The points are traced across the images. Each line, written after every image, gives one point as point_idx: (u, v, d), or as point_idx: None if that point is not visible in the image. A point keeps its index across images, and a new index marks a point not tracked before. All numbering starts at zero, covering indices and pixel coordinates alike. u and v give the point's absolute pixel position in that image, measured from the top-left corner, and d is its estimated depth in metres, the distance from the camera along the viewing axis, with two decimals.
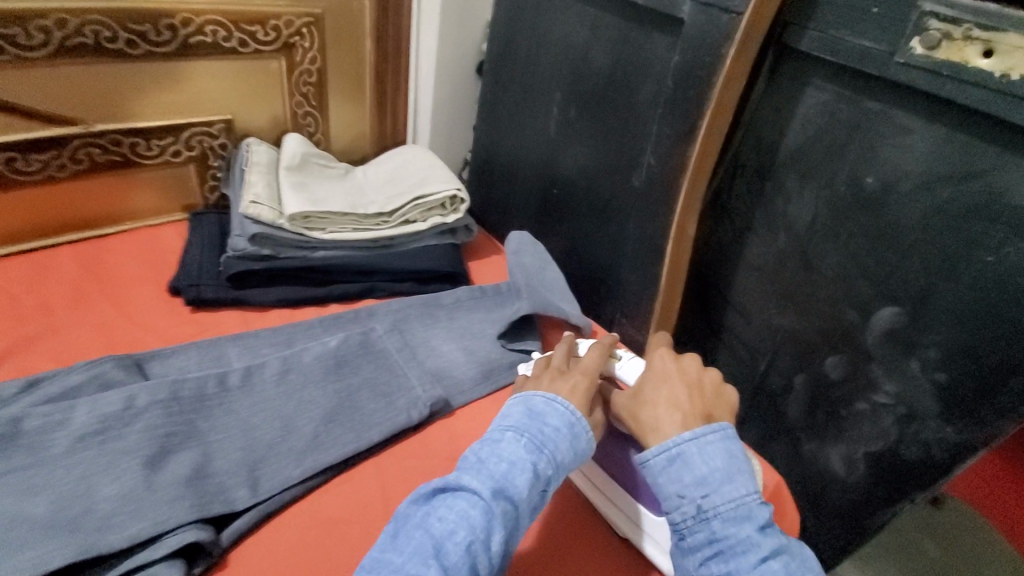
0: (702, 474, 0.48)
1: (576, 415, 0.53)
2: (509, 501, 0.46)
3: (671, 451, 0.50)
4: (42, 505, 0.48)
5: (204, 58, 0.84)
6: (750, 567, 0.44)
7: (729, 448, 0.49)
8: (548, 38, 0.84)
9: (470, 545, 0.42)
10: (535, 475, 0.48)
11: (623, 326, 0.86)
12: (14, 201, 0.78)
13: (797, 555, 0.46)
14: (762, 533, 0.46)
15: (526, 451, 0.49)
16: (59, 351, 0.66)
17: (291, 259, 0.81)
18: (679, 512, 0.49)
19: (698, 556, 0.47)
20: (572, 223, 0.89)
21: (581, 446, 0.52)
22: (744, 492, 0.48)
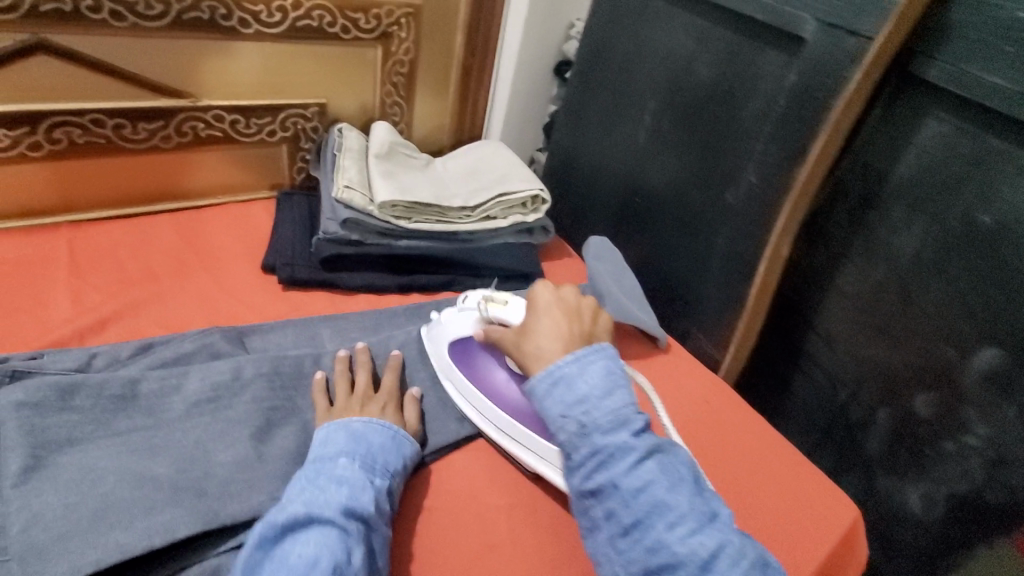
0: (582, 393, 0.51)
1: (399, 431, 0.56)
2: (365, 520, 0.47)
3: (555, 374, 0.53)
4: (164, 468, 0.50)
5: (308, 42, 0.86)
6: (626, 468, 0.47)
7: (611, 364, 0.52)
8: (648, 46, 0.84)
9: (335, 566, 0.42)
10: (378, 492, 0.50)
11: (699, 341, 0.86)
12: (120, 166, 0.80)
13: (674, 455, 0.49)
14: (636, 438, 0.48)
15: (362, 470, 0.51)
16: (164, 318, 0.68)
17: (377, 246, 0.82)
18: (564, 432, 0.51)
19: (583, 471, 0.49)
20: (652, 232, 0.89)
21: (406, 454, 0.56)
22: (624, 402, 0.50)
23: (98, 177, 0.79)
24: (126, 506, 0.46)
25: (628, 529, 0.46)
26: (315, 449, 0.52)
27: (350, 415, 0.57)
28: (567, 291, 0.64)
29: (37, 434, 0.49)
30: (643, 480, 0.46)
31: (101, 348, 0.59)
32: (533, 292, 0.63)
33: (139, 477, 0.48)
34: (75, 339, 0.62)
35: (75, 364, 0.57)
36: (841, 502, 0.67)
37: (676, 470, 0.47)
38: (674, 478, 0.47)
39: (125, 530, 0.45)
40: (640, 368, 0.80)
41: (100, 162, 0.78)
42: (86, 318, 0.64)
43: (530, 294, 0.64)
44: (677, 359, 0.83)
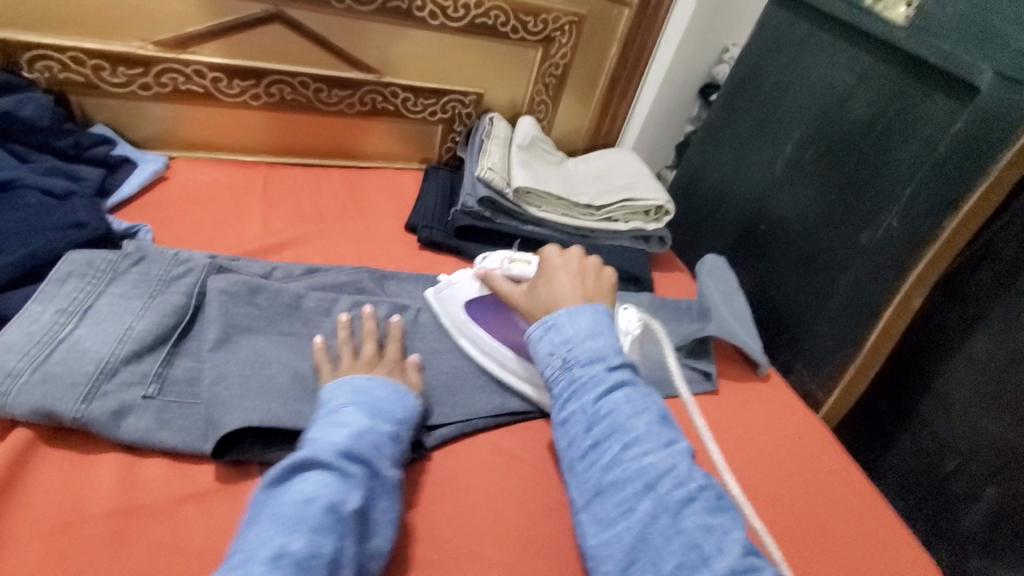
0: (568, 335, 0.57)
1: (402, 388, 0.58)
2: (366, 464, 0.49)
3: (547, 323, 0.59)
4: (313, 368, 0.60)
5: (480, 37, 0.96)
6: (596, 396, 0.53)
7: (595, 316, 0.59)
8: (802, 78, 0.85)
9: (330, 505, 0.45)
10: (380, 438, 0.52)
11: (801, 378, 0.85)
12: (311, 123, 0.94)
13: (641, 389, 0.54)
14: (608, 371, 0.54)
15: (366, 418, 0.53)
16: (325, 252, 0.80)
17: (505, 225, 0.90)
18: (550, 369, 0.57)
19: (560, 402, 0.55)
20: (769, 261, 0.89)
21: (410, 407, 0.57)
22: (604, 345, 0.56)
23: (293, 129, 0.94)
24: (285, 386, 0.57)
25: (587, 450, 0.51)
26: (321, 404, 0.55)
27: (349, 372, 0.58)
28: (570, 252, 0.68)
29: (229, 316, 0.61)
30: (609, 406, 0.52)
31: (279, 264, 0.72)
32: (544, 255, 0.68)
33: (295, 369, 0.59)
34: (260, 253, 0.76)
35: (260, 271, 0.70)
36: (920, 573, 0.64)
37: (640, 402, 0.52)
38: (638, 406, 0.52)
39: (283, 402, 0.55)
40: (733, 389, 0.81)
41: (298, 117, 0.93)
42: (270, 239, 0.78)
43: (541, 256, 0.68)
44: (772, 390, 0.82)
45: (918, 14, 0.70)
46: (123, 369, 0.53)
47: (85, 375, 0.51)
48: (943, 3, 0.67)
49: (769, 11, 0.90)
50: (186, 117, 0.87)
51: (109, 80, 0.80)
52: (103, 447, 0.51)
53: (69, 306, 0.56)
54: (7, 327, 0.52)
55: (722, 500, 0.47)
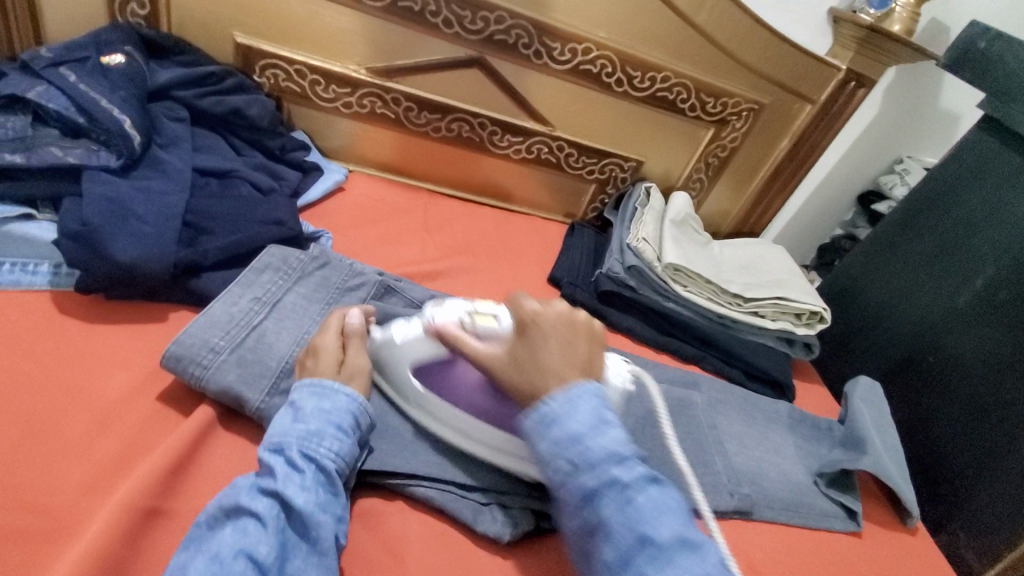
0: (570, 429, 0.45)
1: (326, 383, 0.52)
2: (277, 496, 0.43)
3: (544, 413, 0.46)
4: None
5: (657, 109, 0.96)
6: (618, 508, 0.42)
7: (599, 400, 0.47)
8: (1010, 213, 0.78)
9: (238, 553, 0.39)
10: (290, 460, 0.45)
11: (955, 543, 0.75)
12: (476, 160, 0.98)
13: (668, 491, 0.44)
14: (628, 473, 0.44)
15: (277, 443, 0.46)
16: (474, 288, 0.81)
17: (648, 298, 0.87)
18: (556, 475, 0.45)
19: (578, 515, 0.44)
20: (934, 400, 0.81)
21: (332, 411, 0.50)
22: (619, 440, 0.45)
23: (459, 164, 0.98)
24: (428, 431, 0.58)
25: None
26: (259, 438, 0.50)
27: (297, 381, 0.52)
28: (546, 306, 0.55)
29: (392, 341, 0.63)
30: (634, 518, 0.42)
31: (436, 293, 0.72)
32: (522, 310, 0.54)
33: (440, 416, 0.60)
34: (418, 277, 0.78)
35: (419, 298, 0.70)
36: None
37: (670, 510, 0.43)
38: (664, 512, 0.42)
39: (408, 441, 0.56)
40: (878, 535, 0.72)
41: (467, 154, 0.97)
42: (428, 266, 0.80)
43: (516, 306, 0.55)
44: (924, 548, 0.73)
45: None
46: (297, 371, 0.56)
47: (269, 369, 0.54)
48: None
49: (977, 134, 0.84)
50: (372, 137, 0.93)
51: (321, 94, 0.88)
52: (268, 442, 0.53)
53: (263, 295, 0.59)
54: (214, 303, 0.56)
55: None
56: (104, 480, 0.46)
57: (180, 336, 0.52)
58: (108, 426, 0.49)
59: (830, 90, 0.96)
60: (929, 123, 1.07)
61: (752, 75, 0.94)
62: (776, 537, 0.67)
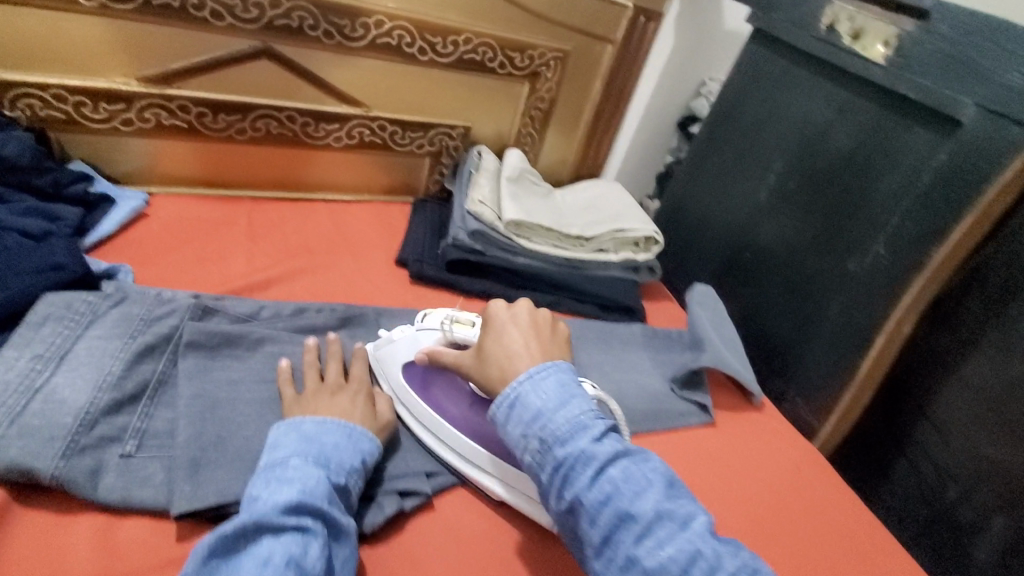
0: (536, 408, 0.51)
1: (357, 427, 0.55)
2: (322, 515, 0.46)
3: (511, 396, 0.52)
4: None
5: (468, 72, 0.97)
6: (589, 481, 0.47)
7: (561, 379, 0.53)
8: (782, 112, 0.87)
9: (289, 560, 0.42)
10: (330, 488, 0.49)
11: (796, 407, 0.85)
12: (295, 156, 0.93)
13: (636, 457, 0.49)
14: (595, 444, 0.49)
15: (316, 469, 0.49)
16: (314, 289, 0.78)
17: (496, 258, 0.89)
18: (527, 452, 0.50)
19: (555, 489, 0.49)
20: (759, 289, 0.90)
21: (363, 450, 0.54)
22: (581, 412, 0.50)
23: (276, 163, 0.92)
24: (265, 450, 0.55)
25: (600, 547, 0.46)
26: (277, 449, 0.51)
27: (306, 414, 0.55)
28: (519, 306, 0.62)
29: (206, 374, 0.59)
30: (608, 490, 0.47)
31: (267, 303, 0.70)
32: (488, 309, 0.63)
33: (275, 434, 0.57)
34: (245, 291, 0.73)
35: (248, 311, 0.67)
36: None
37: (638, 474, 0.48)
38: (638, 483, 0.47)
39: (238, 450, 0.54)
40: (728, 419, 0.80)
41: (281, 151, 0.91)
42: (255, 276, 0.75)
43: (486, 310, 0.63)
44: (769, 421, 0.82)
45: (896, 51, 0.72)
46: (101, 420, 0.52)
47: (64, 427, 0.50)
48: (920, 41, 0.69)
49: (747, 48, 0.93)
50: (167, 151, 0.85)
51: (91, 116, 0.78)
52: (82, 506, 0.49)
53: (46, 351, 0.54)
54: None
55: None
56: None
57: None
58: None
59: (623, 28, 1.02)
60: (718, 45, 1.16)
61: (550, 24, 0.97)
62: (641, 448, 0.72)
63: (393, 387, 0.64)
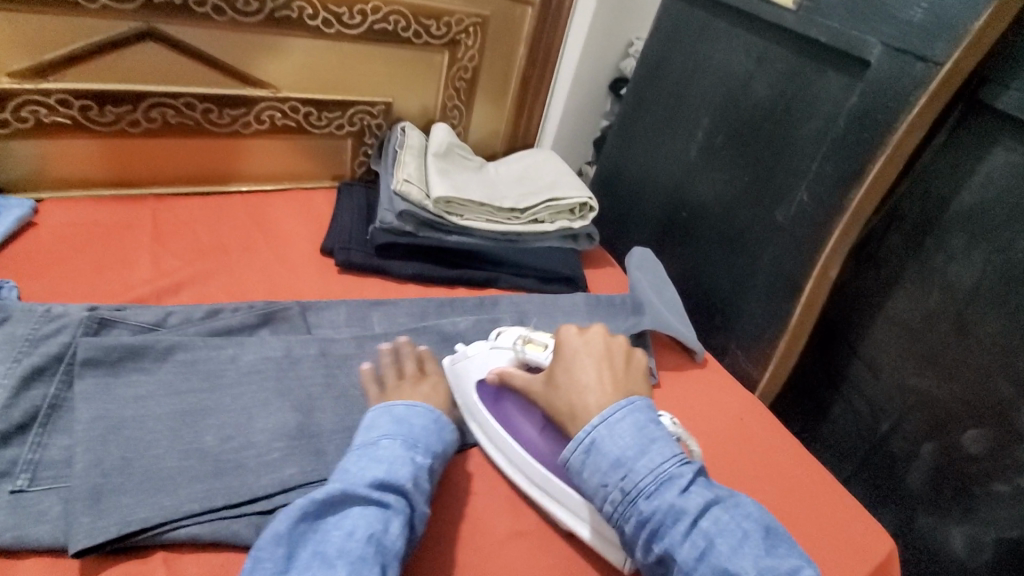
0: (614, 456, 0.49)
1: (443, 415, 0.57)
2: (404, 494, 0.48)
3: (586, 442, 0.51)
4: (211, 439, 0.54)
5: (381, 44, 0.91)
6: (682, 535, 0.45)
7: (639, 421, 0.51)
8: (704, 65, 0.86)
9: (372, 536, 0.44)
10: (417, 468, 0.50)
11: (737, 359, 0.86)
12: (200, 147, 0.86)
13: (728, 506, 0.47)
14: (683, 496, 0.47)
15: (404, 449, 0.51)
16: (231, 288, 0.73)
17: (428, 238, 0.85)
18: (608, 501, 0.49)
19: (642, 542, 0.48)
20: (696, 248, 0.90)
21: (445, 439, 0.56)
22: (662, 461, 0.49)
23: (180, 156, 0.85)
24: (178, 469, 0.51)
25: None
26: (371, 429, 0.53)
27: (398, 399, 0.57)
28: (593, 333, 0.60)
29: (107, 393, 0.54)
30: (702, 545, 0.45)
31: (175, 308, 0.65)
32: (560, 337, 0.60)
33: (189, 448, 0.53)
34: (152, 298, 0.67)
35: (153, 319, 0.62)
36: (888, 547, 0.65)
37: (734, 525, 0.46)
38: (731, 534, 0.45)
39: (146, 472, 0.50)
40: (673, 379, 0.81)
41: (185, 142, 0.84)
42: (162, 281, 0.70)
43: (558, 335, 0.61)
44: (712, 376, 0.83)
45: None
46: None
47: None
48: None
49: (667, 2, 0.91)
50: (51, 152, 0.77)
51: None
52: None
53: None
54: None
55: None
56: None
57: None
58: None
59: None
60: None
61: None
62: None
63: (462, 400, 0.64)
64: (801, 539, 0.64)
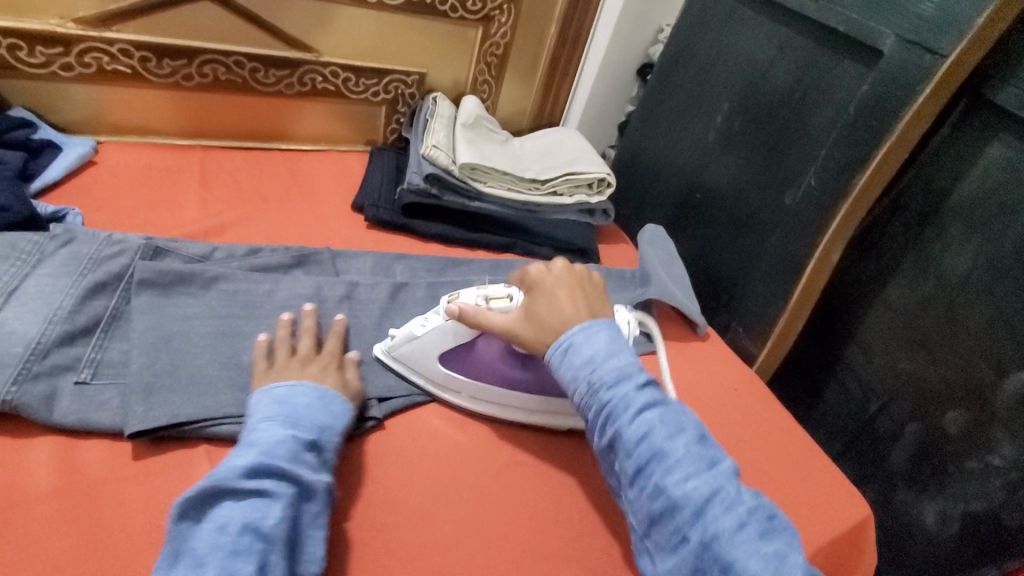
0: (588, 354, 0.54)
1: (327, 390, 0.56)
2: (284, 476, 0.47)
3: (564, 343, 0.55)
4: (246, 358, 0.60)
5: (419, 16, 0.96)
6: (631, 420, 0.50)
7: (614, 334, 0.55)
8: (727, 51, 0.89)
9: (246, 527, 0.43)
10: (298, 445, 0.49)
11: (738, 336, 0.90)
12: (246, 103, 0.92)
13: (675, 407, 0.52)
14: (639, 389, 0.51)
15: (282, 428, 0.50)
16: (268, 232, 0.79)
17: (452, 202, 0.90)
18: (575, 394, 0.53)
19: (597, 427, 0.52)
20: (707, 229, 0.93)
21: (336, 412, 0.55)
22: (628, 363, 0.53)
23: (227, 112, 0.91)
24: (217, 380, 0.57)
25: (633, 477, 0.49)
26: (250, 418, 0.52)
27: (277, 379, 0.56)
28: (558, 267, 0.64)
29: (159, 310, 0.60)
30: (646, 428, 0.49)
31: (220, 245, 0.71)
32: (530, 275, 0.63)
33: (228, 364, 0.59)
34: (199, 235, 0.74)
35: (201, 252, 0.69)
36: (855, 500, 0.69)
37: (676, 418, 0.50)
38: (674, 426, 0.50)
39: (189, 379, 0.56)
40: (675, 349, 0.85)
41: (233, 98, 0.90)
42: (208, 221, 0.76)
43: (527, 276, 0.63)
44: (713, 350, 0.87)
45: None
46: (54, 351, 0.53)
47: (13, 357, 0.50)
48: None
49: None
50: (113, 98, 0.84)
51: (27, 60, 0.76)
52: (38, 431, 0.51)
53: None
54: None
55: (772, 518, 0.45)
56: None
57: None
58: None
59: None
60: None
61: None
62: None
63: (433, 377, 0.65)
64: (777, 480, 0.70)
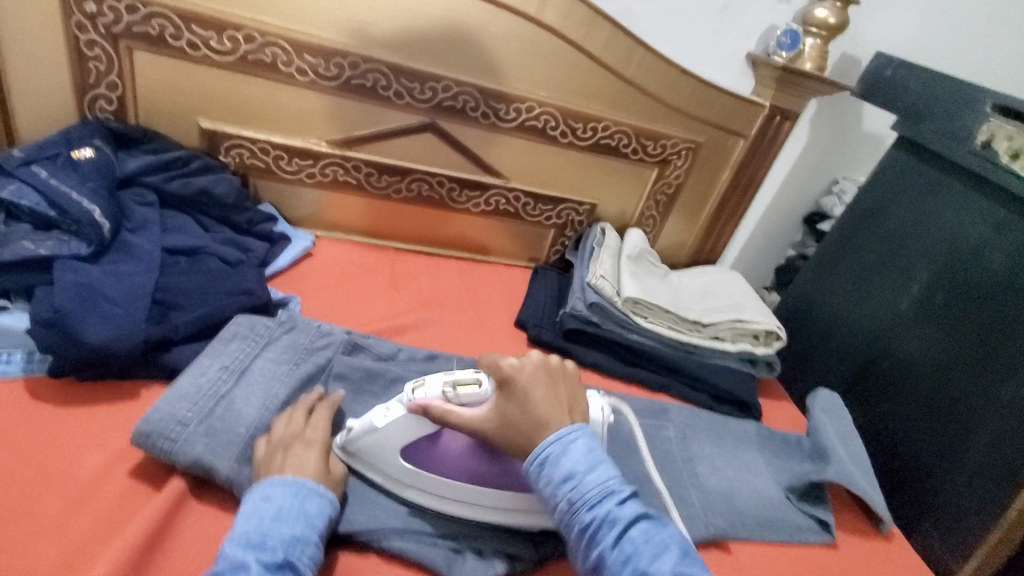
0: (567, 469, 0.49)
1: (300, 485, 0.50)
2: None
3: (540, 455, 0.50)
4: None
5: (601, 155, 1.03)
6: (613, 541, 0.45)
7: (591, 441, 0.51)
8: (929, 221, 0.84)
9: None
10: (264, 569, 0.43)
11: (930, 541, 0.76)
12: (438, 216, 1.03)
13: (660, 524, 0.47)
14: (620, 504, 0.47)
15: (247, 551, 0.44)
16: (441, 339, 0.84)
17: (611, 332, 0.91)
18: (556, 512, 0.48)
19: (582, 553, 0.46)
20: (894, 404, 0.84)
21: (312, 517, 0.49)
22: (609, 476, 0.49)
23: (421, 222, 1.03)
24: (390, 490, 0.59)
25: None
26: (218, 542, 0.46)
27: (258, 483, 0.51)
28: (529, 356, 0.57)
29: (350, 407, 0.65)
30: (629, 549, 0.44)
31: (404, 347, 0.76)
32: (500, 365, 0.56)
33: None
34: (384, 334, 0.81)
35: (388, 352, 0.74)
36: None
37: (661, 539, 0.46)
38: (658, 545, 0.45)
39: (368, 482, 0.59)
40: (853, 543, 0.73)
41: (428, 211, 1.02)
42: (394, 321, 0.83)
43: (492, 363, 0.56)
44: (901, 553, 0.74)
45: None
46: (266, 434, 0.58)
47: (237, 436, 0.56)
48: None
49: (892, 155, 0.92)
50: (336, 202, 0.98)
51: (284, 168, 0.92)
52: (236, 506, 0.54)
53: (231, 364, 0.62)
54: (181, 377, 0.59)
55: None
56: (80, 560, 0.47)
57: (148, 414, 0.54)
58: (84, 504, 0.51)
59: (758, 126, 1.04)
60: (859, 145, 1.13)
61: (685, 117, 1.02)
62: (757, 558, 0.67)
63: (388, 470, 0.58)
64: None
